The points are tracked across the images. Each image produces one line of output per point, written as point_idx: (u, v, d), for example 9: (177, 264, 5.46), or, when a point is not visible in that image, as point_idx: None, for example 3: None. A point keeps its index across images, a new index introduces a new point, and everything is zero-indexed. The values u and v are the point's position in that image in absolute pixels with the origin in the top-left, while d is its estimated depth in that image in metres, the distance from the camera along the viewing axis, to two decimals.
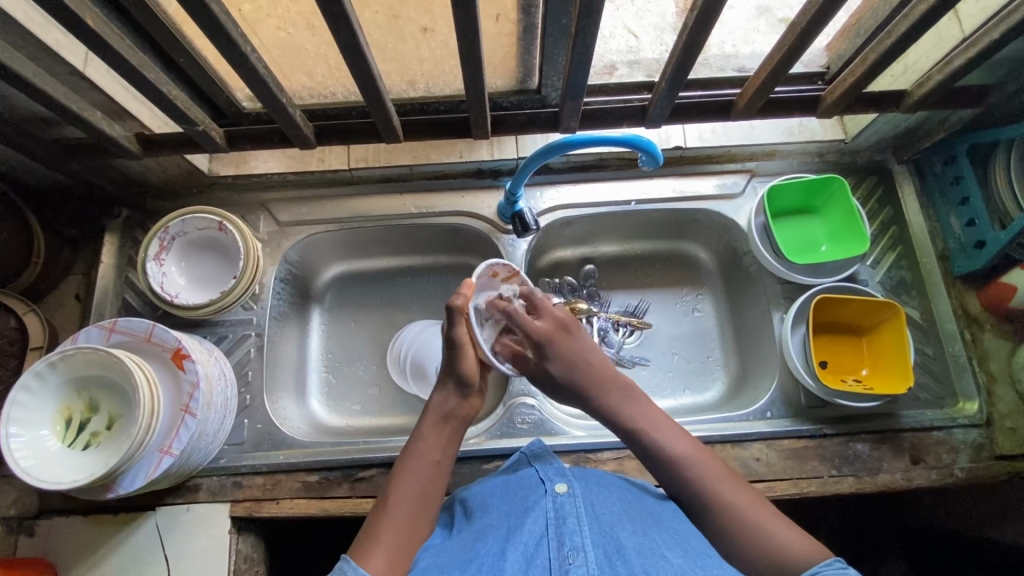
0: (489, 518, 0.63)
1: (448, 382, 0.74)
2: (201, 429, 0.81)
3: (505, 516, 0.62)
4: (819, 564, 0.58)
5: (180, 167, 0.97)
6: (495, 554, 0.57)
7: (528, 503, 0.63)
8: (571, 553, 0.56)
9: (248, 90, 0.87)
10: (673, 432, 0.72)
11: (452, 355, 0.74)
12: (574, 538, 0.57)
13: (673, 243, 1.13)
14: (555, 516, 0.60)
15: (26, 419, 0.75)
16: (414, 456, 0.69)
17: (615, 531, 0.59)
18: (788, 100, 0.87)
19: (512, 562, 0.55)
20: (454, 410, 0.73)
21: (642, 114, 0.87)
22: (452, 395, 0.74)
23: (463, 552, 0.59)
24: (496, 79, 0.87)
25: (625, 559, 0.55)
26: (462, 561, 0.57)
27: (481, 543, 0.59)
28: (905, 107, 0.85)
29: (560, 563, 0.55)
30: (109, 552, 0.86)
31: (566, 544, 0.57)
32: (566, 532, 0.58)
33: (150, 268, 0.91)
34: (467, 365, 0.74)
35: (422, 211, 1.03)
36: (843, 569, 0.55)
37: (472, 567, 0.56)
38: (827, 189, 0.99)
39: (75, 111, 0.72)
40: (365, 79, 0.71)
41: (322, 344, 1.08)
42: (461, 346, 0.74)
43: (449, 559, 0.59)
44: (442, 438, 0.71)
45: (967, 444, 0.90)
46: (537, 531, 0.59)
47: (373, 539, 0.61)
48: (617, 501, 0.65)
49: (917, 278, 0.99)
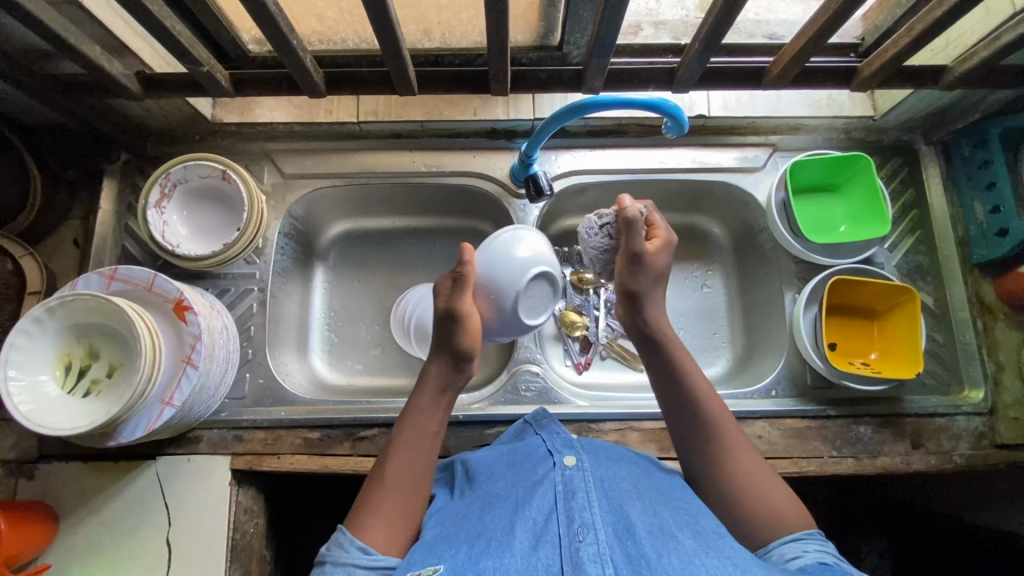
0: (495, 489, 0.63)
1: (445, 355, 0.71)
2: (203, 381, 0.80)
3: (512, 488, 0.62)
4: (801, 532, 0.62)
5: (183, 112, 0.92)
6: (503, 529, 0.57)
7: (537, 477, 0.63)
8: (581, 529, 0.55)
9: (256, 31, 0.81)
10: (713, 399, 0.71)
11: (452, 329, 0.71)
12: (583, 514, 0.57)
13: (686, 216, 1.10)
14: (564, 490, 0.60)
15: (25, 362, 0.73)
16: (410, 429, 0.68)
17: (624, 508, 0.59)
18: (825, 69, 0.82)
19: (521, 538, 0.55)
20: (451, 382, 0.72)
21: (669, 77, 0.82)
22: (447, 369, 0.72)
23: (469, 523, 0.59)
24: (516, 33, 0.83)
25: (636, 539, 0.55)
26: (469, 535, 0.57)
27: (487, 516, 0.59)
28: (944, 84, 0.81)
29: (569, 539, 0.55)
30: (109, 499, 0.86)
31: (576, 520, 0.56)
32: (575, 507, 0.58)
33: (151, 216, 0.88)
34: (466, 339, 0.71)
35: (432, 170, 1.00)
36: (825, 541, 0.61)
37: (480, 542, 0.56)
38: (852, 166, 0.96)
39: (72, 44, 0.68)
40: (382, 25, 0.67)
41: (324, 302, 1.06)
42: (462, 316, 0.71)
43: (455, 530, 0.59)
44: (437, 409, 0.70)
45: (969, 431, 0.91)
46: (546, 505, 0.59)
47: (374, 510, 0.62)
48: (627, 476, 0.65)
49: (934, 263, 0.97)
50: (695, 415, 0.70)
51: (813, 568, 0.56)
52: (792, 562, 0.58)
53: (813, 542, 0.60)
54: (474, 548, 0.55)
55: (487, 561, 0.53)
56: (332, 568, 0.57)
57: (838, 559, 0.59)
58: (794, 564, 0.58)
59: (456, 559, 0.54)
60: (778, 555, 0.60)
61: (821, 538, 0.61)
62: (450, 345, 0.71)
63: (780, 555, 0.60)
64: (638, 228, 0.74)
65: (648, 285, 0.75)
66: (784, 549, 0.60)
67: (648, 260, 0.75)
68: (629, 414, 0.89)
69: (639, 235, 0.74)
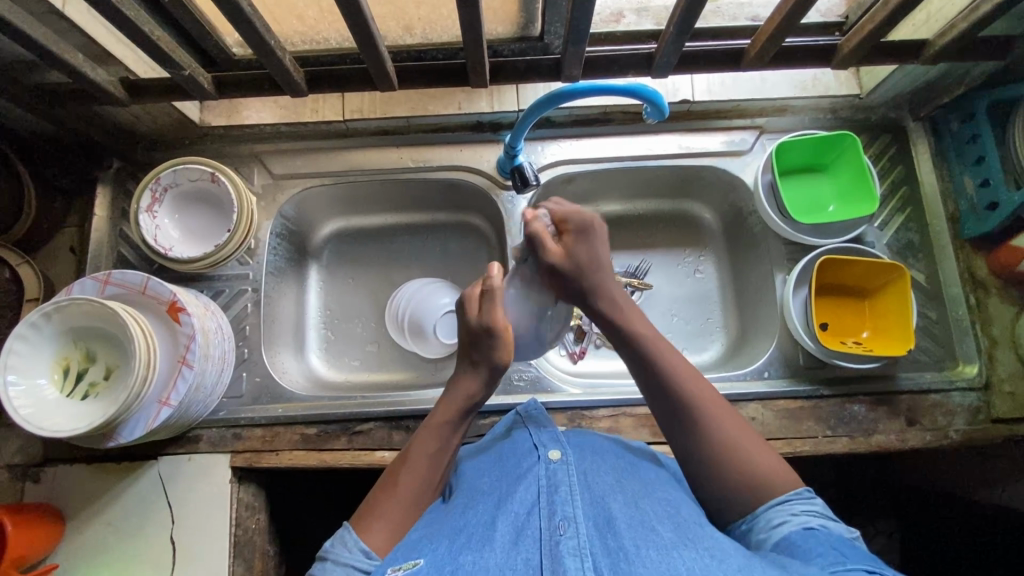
0: (481, 487, 0.65)
1: (481, 368, 0.73)
2: (199, 381, 0.82)
3: (497, 485, 0.64)
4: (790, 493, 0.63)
5: (171, 116, 0.93)
6: (485, 523, 0.58)
7: (521, 471, 0.64)
8: (561, 523, 0.56)
9: (238, 34, 0.82)
10: (763, 449, 0.67)
11: (489, 341, 0.72)
12: (565, 508, 0.58)
13: (677, 202, 1.10)
14: (546, 484, 0.61)
15: (24, 367, 0.75)
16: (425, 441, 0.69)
17: (605, 502, 0.60)
18: (804, 49, 0.82)
19: (502, 532, 0.56)
20: (477, 397, 0.73)
21: (648, 62, 0.82)
22: (481, 381, 0.73)
23: (453, 520, 0.61)
24: (495, 26, 0.84)
25: (615, 532, 0.56)
26: (451, 529, 0.59)
27: (470, 511, 0.61)
28: (926, 58, 0.81)
29: (550, 531, 0.56)
30: (113, 499, 0.88)
31: (557, 515, 0.57)
32: (558, 501, 0.59)
33: (143, 221, 0.89)
34: (500, 352, 0.73)
35: (419, 166, 1.00)
36: (811, 499, 0.62)
37: (461, 537, 0.57)
38: (838, 146, 0.95)
39: (56, 53, 0.69)
40: (357, 20, 0.67)
41: (321, 301, 1.07)
42: (498, 332, 0.72)
43: (438, 528, 0.61)
44: (457, 421, 0.71)
45: (964, 407, 0.90)
46: (529, 499, 0.60)
47: (376, 516, 0.63)
48: (610, 470, 0.66)
49: (925, 241, 0.97)
50: (683, 411, 0.69)
51: (797, 536, 0.58)
52: (777, 530, 0.60)
53: (799, 503, 0.62)
54: (455, 542, 0.57)
55: (467, 554, 0.54)
56: (332, 565, 0.59)
57: (825, 519, 0.61)
58: (779, 531, 0.59)
59: (435, 554, 0.56)
60: (765, 520, 0.62)
61: (808, 498, 0.63)
62: (484, 358, 0.72)
63: (767, 520, 0.61)
64: (539, 237, 0.76)
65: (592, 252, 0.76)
66: (771, 515, 0.62)
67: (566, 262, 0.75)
68: (622, 399, 0.90)
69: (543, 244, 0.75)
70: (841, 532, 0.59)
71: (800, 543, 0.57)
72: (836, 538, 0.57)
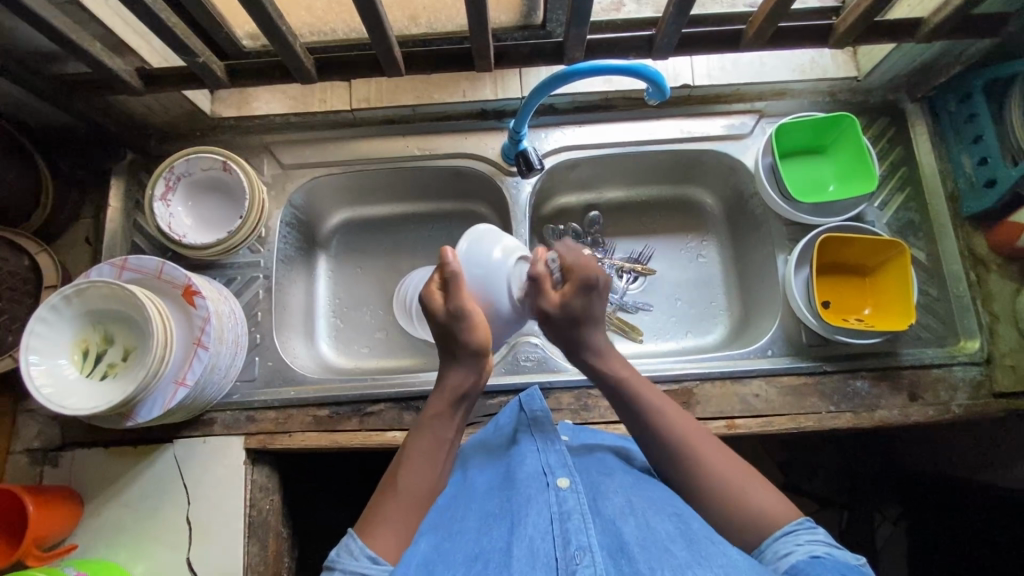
0: (492, 506, 0.64)
1: (462, 360, 0.73)
2: (213, 362, 0.84)
3: (508, 506, 0.63)
4: (792, 523, 0.62)
5: (183, 108, 0.96)
6: (501, 552, 0.57)
7: (530, 497, 0.63)
8: (577, 552, 0.55)
9: (249, 26, 0.85)
10: (756, 484, 0.66)
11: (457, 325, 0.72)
12: (579, 537, 0.57)
13: (679, 187, 1.12)
14: (558, 511, 0.60)
15: (45, 348, 0.76)
16: (427, 442, 0.70)
17: (617, 527, 0.59)
18: (801, 30, 0.84)
19: (519, 557, 0.56)
20: (467, 390, 0.74)
21: (649, 45, 0.84)
22: (466, 374, 0.74)
23: (467, 545, 0.59)
24: (499, 14, 0.87)
25: (630, 556, 0.55)
26: (468, 556, 0.57)
27: (485, 536, 0.59)
28: (920, 37, 0.83)
29: (565, 562, 0.55)
30: (130, 481, 0.89)
31: (572, 544, 0.56)
32: (572, 529, 0.58)
33: (158, 209, 0.91)
34: (474, 336, 0.72)
35: (424, 153, 1.02)
36: (813, 528, 0.61)
37: (479, 564, 0.56)
38: (837, 127, 0.97)
39: (75, 43, 0.72)
40: (365, 5, 0.69)
41: (329, 290, 1.09)
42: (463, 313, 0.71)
43: (451, 548, 0.59)
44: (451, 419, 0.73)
45: (966, 381, 0.92)
46: (542, 524, 0.59)
47: (381, 522, 0.63)
48: (621, 491, 0.65)
49: (925, 219, 0.98)
50: (676, 444, 0.69)
51: (803, 565, 0.56)
52: (784, 559, 0.58)
53: (804, 532, 0.60)
54: (472, 569, 0.55)
55: None
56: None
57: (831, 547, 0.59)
58: (785, 560, 0.58)
59: None
60: (772, 552, 0.60)
61: (811, 528, 0.61)
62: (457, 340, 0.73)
63: (773, 551, 0.60)
64: (541, 280, 0.76)
65: (589, 309, 0.75)
66: (777, 546, 0.60)
67: (559, 312, 0.74)
68: None
69: (543, 290, 0.75)
70: (846, 558, 0.58)
71: (807, 569, 0.55)
72: (842, 565, 0.56)
